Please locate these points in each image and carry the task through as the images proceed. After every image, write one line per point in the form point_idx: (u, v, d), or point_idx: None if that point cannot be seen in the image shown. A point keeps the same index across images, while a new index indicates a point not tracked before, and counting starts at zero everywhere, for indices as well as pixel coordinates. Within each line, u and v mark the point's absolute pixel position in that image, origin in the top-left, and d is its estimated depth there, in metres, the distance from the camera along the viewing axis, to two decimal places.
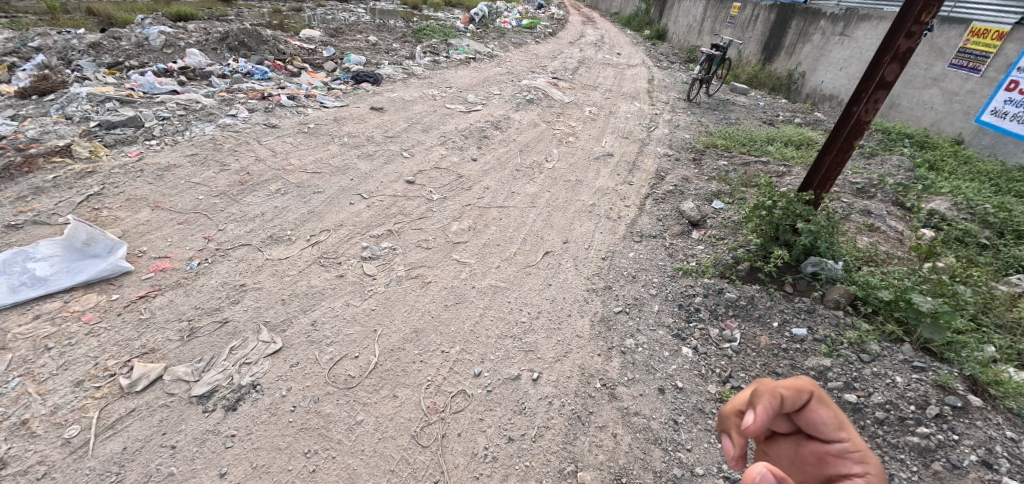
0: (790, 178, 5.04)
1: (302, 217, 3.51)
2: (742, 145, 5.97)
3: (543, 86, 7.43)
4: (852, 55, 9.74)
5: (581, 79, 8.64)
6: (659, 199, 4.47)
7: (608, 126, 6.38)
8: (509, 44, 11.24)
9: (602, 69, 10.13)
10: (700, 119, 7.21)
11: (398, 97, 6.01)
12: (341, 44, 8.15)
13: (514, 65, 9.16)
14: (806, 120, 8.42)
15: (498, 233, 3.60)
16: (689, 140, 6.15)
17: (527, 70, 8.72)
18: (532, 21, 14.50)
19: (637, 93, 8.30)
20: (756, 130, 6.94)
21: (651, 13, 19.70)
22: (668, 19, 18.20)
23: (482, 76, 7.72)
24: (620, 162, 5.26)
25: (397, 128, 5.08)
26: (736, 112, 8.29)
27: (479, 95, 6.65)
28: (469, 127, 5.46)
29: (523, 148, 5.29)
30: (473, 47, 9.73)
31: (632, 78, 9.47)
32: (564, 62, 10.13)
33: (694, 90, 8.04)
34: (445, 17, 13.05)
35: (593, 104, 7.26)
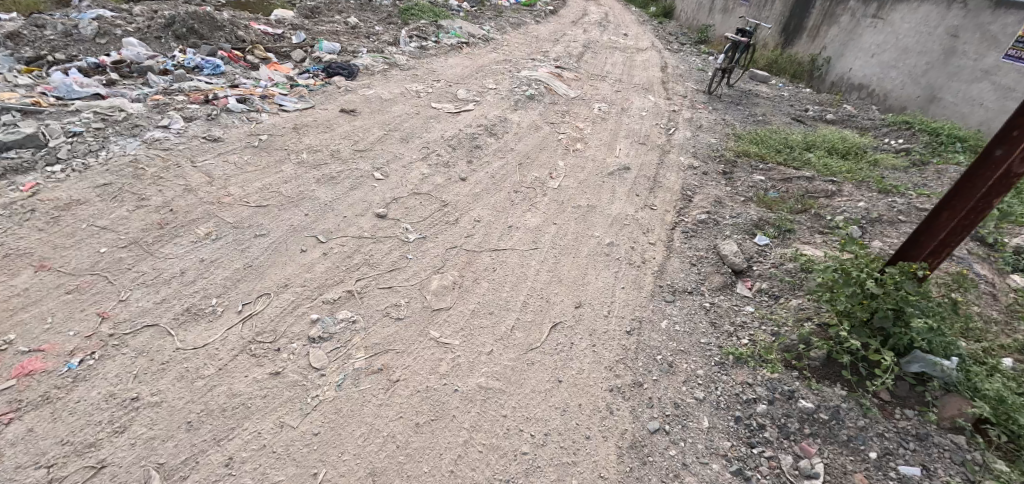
0: (841, 199, 4.23)
1: (233, 276, 2.69)
2: (777, 152, 5.15)
3: (544, 77, 6.51)
4: (886, 40, 8.80)
5: (587, 68, 7.70)
6: (690, 232, 3.67)
7: (620, 128, 5.51)
8: (507, 26, 10.22)
9: (609, 54, 9.14)
10: (724, 117, 6.37)
11: (376, 95, 5.11)
12: (315, 27, 7.19)
13: (511, 51, 8.22)
14: (837, 117, 7.57)
15: (491, 292, 2.80)
16: (715, 145, 5.32)
17: (526, 58, 7.78)
18: None
19: (650, 85, 7.40)
20: (788, 132, 6.11)
21: None
22: None
23: (475, 67, 6.80)
24: (638, 178, 4.42)
25: (370, 137, 4.21)
26: (761, 106, 7.42)
27: (472, 90, 5.74)
28: (460, 132, 4.59)
29: (522, 161, 4.44)
30: (466, 30, 8.73)
31: (643, 65, 8.52)
32: (567, 46, 9.14)
33: (716, 81, 7.15)
34: None
35: (602, 98, 6.36)
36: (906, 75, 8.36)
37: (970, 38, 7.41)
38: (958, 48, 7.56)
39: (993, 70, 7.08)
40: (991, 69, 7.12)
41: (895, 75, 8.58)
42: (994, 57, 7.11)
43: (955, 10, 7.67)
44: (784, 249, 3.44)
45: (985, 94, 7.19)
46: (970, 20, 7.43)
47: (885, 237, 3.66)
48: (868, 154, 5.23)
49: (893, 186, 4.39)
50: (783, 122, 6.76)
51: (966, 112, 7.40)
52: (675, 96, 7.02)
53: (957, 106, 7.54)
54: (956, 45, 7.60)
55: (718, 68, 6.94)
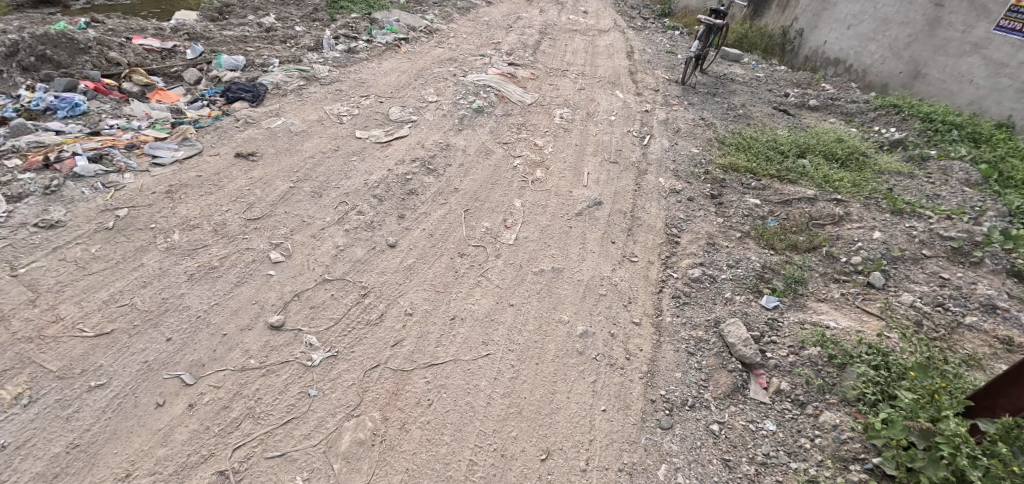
0: (850, 227, 3.60)
1: (43, 473, 1.87)
2: (767, 162, 4.48)
3: (490, 80, 5.56)
4: (863, 9, 8.37)
5: (544, 61, 6.81)
6: (682, 298, 2.94)
7: (586, 141, 4.69)
8: (452, 13, 9.19)
9: (567, 41, 8.26)
10: (702, 116, 5.63)
11: (286, 126, 4.16)
12: (219, 35, 6.15)
13: (456, 48, 7.24)
14: (819, 103, 6.97)
15: (426, 449, 2.04)
16: (698, 157, 4.57)
17: (474, 55, 6.82)
18: None
19: (616, 78, 6.57)
20: (773, 131, 5.44)
21: None
22: None
23: (413, 71, 5.83)
24: (612, 213, 3.64)
25: (272, 196, 3.29)
26: (738, 95, 6.72)
27: (407, 105, 4.79)
28: (391, 171, 3.69)
29: (469, 204, 3.58)
30: (404, 23, 7.68)
31: (605, 53, 7.68)
32: (520, 34, 8.19)
33: (688, 70, 6.39)
34: None
35: (563, 101, 5.49)
36: (887, 48, 7.97)
37: (957, 8, 6.94)
38: (944, 19, 7.11)
39: (984, 42, 6.65)
40: (980, 41, 6.70)
41: (875, 48, 8.18)
42: (984, 29, 6.66)
43: None
44: (798, 317, 2.80)
45: (975, 69, 6.80)
46: None
47: (912, 285, 3.04)
48: (867, 157, 4.61)
49: (905, 204, 3.80)
50: (764, 117, 6.09)
51: (955, 90, 7.03)
52: (645, 91, 6.23)
53: (945, 83, 7.15)
54: (941, 15, 7.15)
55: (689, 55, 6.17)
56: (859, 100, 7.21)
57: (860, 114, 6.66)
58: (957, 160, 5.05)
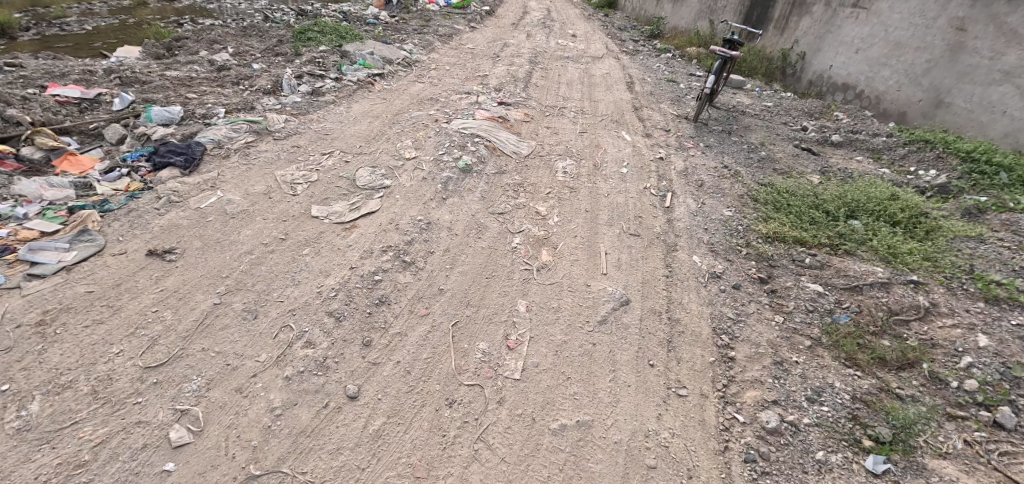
0: (944, 326, 2.85)
1: None
2: (814, 229, 3.77)
3: (478, 128, 4.59)
4: (873, 32, 8.06)
5: (537, 98, 6.02)
6: (758, 464, 2.13)
7: (596, 204, 3.86)
8: (433, 44, 8.46)
9: (559, 73, 7.54)
10: (724, 163, 4.91)
11: (220, 203, 3.27)
12: (158, 79, 5.27)
13: (437, 84, 6.44)
14: (840, 138, 6.35)
15: None
16: (734, 222, 3.81)
17: (457, 92, 6.01)
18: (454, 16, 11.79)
19: (620, 117, 5.82)
20: (805, 183, 4.72)
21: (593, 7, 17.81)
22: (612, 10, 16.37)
23: (388, 116, 5.00)
24: (644, 316, 2.82)
25: (187, 323, 2.44)
26: (755, 133, 6.05)
27: (379, 165, 3.94)
28: (353, 268, 2.81)
29: (458, 312, 2.70)
30: (377, 55, 6.87)
31: (602, 87, 6.97)
32: (507, 65, 7.44)
33: (702, 106, 5.73)
34: (349, 16, 10.13)
35: (564, 149, 4.69)
36: (903, 73, 7.56)
37: (983, 32, 6.57)
38: (968, 44, 6.72)
39: (1017, 71, 6.21)
40: (1013, 69, 6.26)
41: (889, 74, 7.78)
42: (1016, 56, 6.24)
43: None
44: None
45: (1008, 99, 6.33)
46: (980, 12, 6.60)
47: None
48: (929, 218, 3.90)
49: (1001, 287, 3.07)
50: (789, 160, 5.41)
51: (986, 121, 6.53)
52: (654, 131, 5.49)
53: (973, 113, 6.66)
54: (964, 40, 6.76)
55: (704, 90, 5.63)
56: (882, 133, 6.62)
57: (887, 150, 6.16)
58: (1020, 213, 4.43)
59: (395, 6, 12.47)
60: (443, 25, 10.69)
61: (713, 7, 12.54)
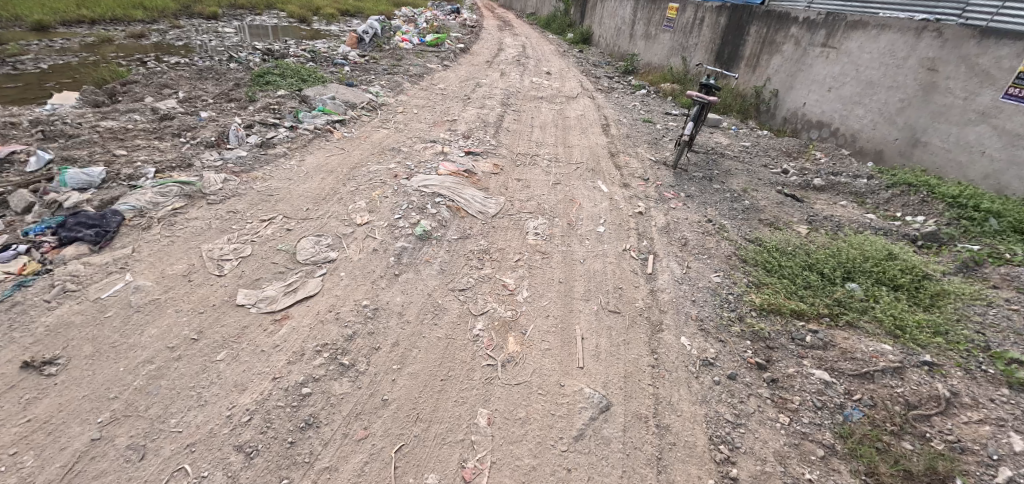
0: (967, 424, 2.51)
1: None
2: (810, 296, 3.43)
3: (438, 184, 4.17)
4: (844, 72, 8.07)
5: (508, 146, 5.70)
6: None
7: (571, 273, 3.46)
8: (402, 85, 8.14)
9: (533, 115, 7.28)
10: (708, 217, 4.60)
11: (126, 291, 2.76)
12: (88, 132, 4.77)
13: (402, 131, 6.07)
14: (823, 182, 6.14)
15: None
16: (723, 290, 3.44)
17: (422, 140, 5.64)
18: (426, 55, 11.60)
19: (595, 165, 5.51)
20: (793, 238, 4.41)
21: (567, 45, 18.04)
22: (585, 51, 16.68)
23: (343, 170, 4.57)
24: (629, 426, 2.40)
25: (51, 471, 1.92)
26: (736, 178, 5.81)
27: (326, 233, 3.50)
28: (278, 379, 2.33)
29: (405, 431, 2.23)
30: (339, 99, 6.49)
31: (577, 131, 6.71)
32: (478, 108, 7.15)
33: (682, 153, 5.52)
34: (317, 56, 9.83)
35: (535, 206, 4.32)
36: (877, 112, 7.49)
37: (954, 73, 6.49)
38: (940, 84, 6.64)
39: (992, 111, 6.10)
40: (987, 109, 6.15)
41: (863, 113, 7.71)
42: (990, 97, 6.14)
43: (927, 39, 6.83)
44: None
45: (986, 140, 6.19)
46: (950, 53, 6.55)
47: None
48: (931, 279, 3.59)
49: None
50: (773, 210, 5.14)
51: (965, 162, 6.38)
52: (632, 181, 5.18)
53: (951, 153, 6.52)
54: (936, 80, 6.70)
55: (684, 139, 5.48)
56: (863, 175, 6.46)
57: (870, 194, 5.97)
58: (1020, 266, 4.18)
59: (367, 44, 12.26)
60: (415, 64, 10.47)
61: (684, 44, 12.65)
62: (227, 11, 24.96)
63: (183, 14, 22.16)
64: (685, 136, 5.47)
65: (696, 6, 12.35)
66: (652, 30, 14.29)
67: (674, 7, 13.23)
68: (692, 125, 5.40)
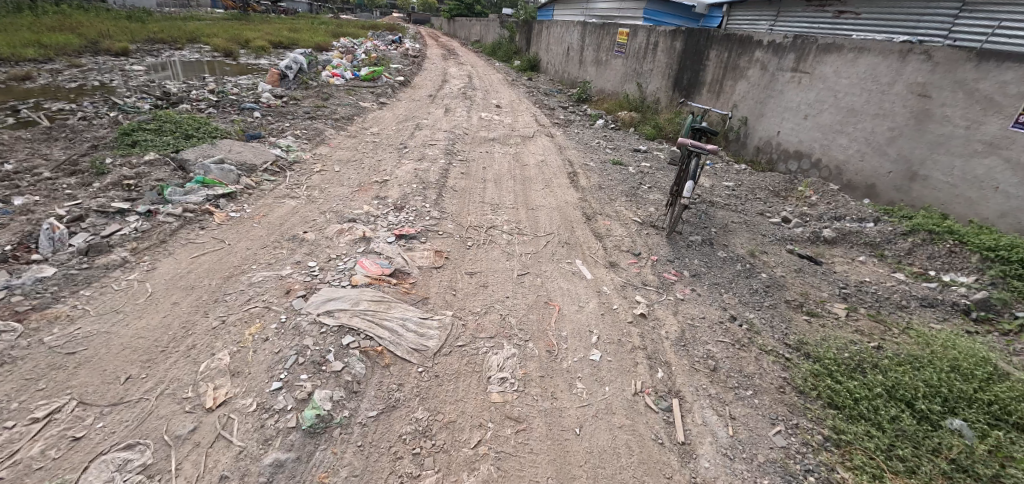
0: None
1: None
2: (917, 459, 2.38)
3: (346, 308, 2.78)
4: (820, 98, 7.30)
5: (455, 217, 4.39)
6: None
7: (564, 464, 2.20)
8: (323, 134, 6.71)
9: (484, 165, 6.02)
10: (728, 310, 3.46)
11: None
12: None
13: (316, 203, 4.65)
14: (832, 233, 5.15)
15: None
16: (797, 465, 2.33)
17: (338, 216, 4.23)
18: (358, 92, 10.21)
19: (569, 237, 4.30)
20: (841, 337, 3.37)
21: (515, 73, 17.17)
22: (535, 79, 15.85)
23: (211, 282, 3.10)
24: None
25: None
26: (737, 239, 4.75)
27: (146, 437, 2.06)
28: None
29: None
30: (230, 161, 4.99)
31: (539, 184, 5.51)
32: (416, 160, 5.82)
33: (680, 217, 4.31)
34: (223, 100, 8.25)
35: (497, 322, 3.02)
36: (863, 142, 6.69)
37: (951, 99, 5.71)
38: (935, 112, 5.86)
39: (1002, 142, 5.29)
40: (996, 139, 5.34)
41: (847, 142, 6.92)
42: (997, 125, 5.34)
43: (913, 62, 6.09)
44: None
45: (998, 173, 5.36)
46: (943, 77, 5.79)
47: None
48: None
49: None
50: (795, 283, 4.08)
51: (975, 198, 5.54)
52: (620, 258, 3.99)
53: (956, 188, 5.70)
54: (929, 107, 5.93)
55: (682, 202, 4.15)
56: (869, 219, 5.60)
57: (887, 244, 5.06)
58: None
59: (291, 80, 10.77)
60: (344, 103, 9.07)
61: (639, 70, 11.91)
62: (141, 46, 22.63)
63: (87, 50, 19.77)
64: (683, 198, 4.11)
65: (647, 31, 11.64)
66: (603, 55, 13.57)
67: (624, 31, 12.54)
68: (693, 182, 4.05)
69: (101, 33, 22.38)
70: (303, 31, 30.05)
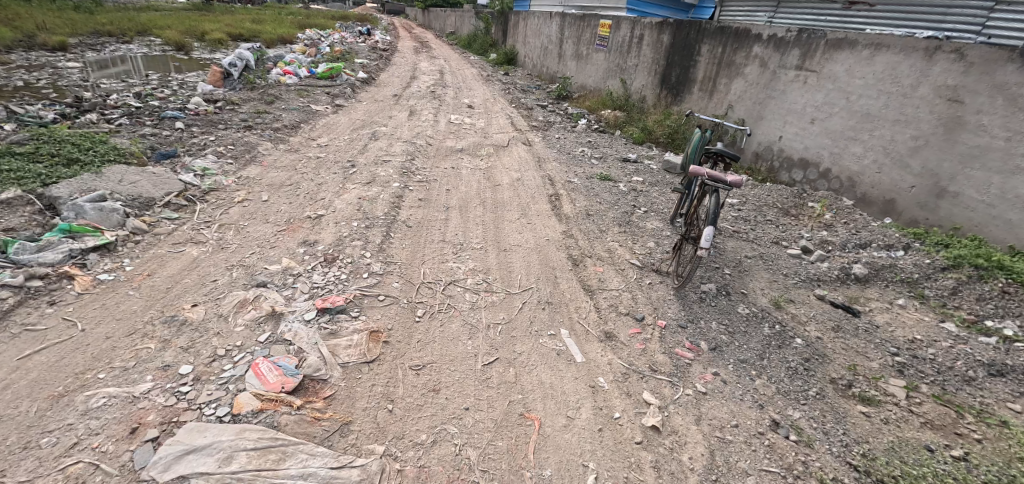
0: None
1: None
2: None
3: (208, 473, 1.88)
4: (830, 100, 6.51)
5: (405, 270, 3.41)
6: None
7: None
8: (255, 149, 5.62)
9: (448, 187, 5.03)
10: (765, 408, 2.60)
11: None
12: None
13: (226, 253, 3.62)
14: (862, 268, 4.32)
15: None
16: None
17: (248, 276, 3.21)
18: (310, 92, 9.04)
19: (552, 293, 3.37)
20: (914, 442, 2.58)
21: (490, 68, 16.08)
22: (511, 75, 14.80)
23: (28, 410, 2.15)
24: None
25: None
26: (755, 284, 3.89)
27: None
28: None
29: None
30: (118, 196, 3.95)
31: (514, 213, 4.54)
32: (364, 184, 4.79)
33: (696, 270, 3.23)
34: (145, 106, 7.04)
35: (450, 460, 2.09)
36: (881, 151, 5.91)
37: (988, 105, 4.95)
38: (968, 120, 5.10)
39: None
40: None
41: (862, 151, 6.14)
42: None
43: (942, 62, 5.31)
44: None
45: None
46: (978, 80, 5.02)
47: None
48: None
49: None
50: (837, 351, 3.25)
51: (1017, 220, 4.80)
52: (617, 324, 3.09)
53: (994, 208, 4.96)
54: (961, 114, 5.16)
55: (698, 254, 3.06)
56: (899, 246, 4.81)
57: (926, 280, 4.25)
58: None
59: (234, 79, 9.52)
60: (292, 107, 7.93)
61: (623, 65, 10.99)
62: (82, 39, 20.70)
63: (19, 44, 17.88)
64: (699, 249, 3.02)
65: (631, 23, 10.72)
66: (584, 49, 12.61)
67: (606, 23, 11.58)
68: (711, 226, 2.96)
69: (36, 25, 20.38)
70: (265, 23, 28.22)
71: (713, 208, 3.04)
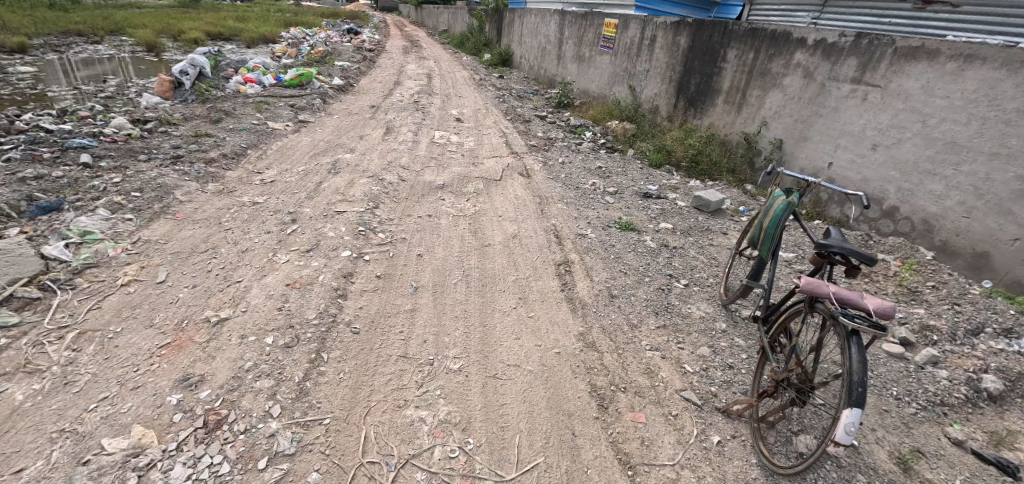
0: None
1: None
2: None
3: None
4: (899, 123, 5.27)
5: (334, 439, 2.16)
6: None
7: None
8: (173, 194, 4.33)
9: (418, 250, 3.76)
10: None
11: None
12: None
13: (64, 398, 2.35)
14: (995, 380, 3.10)
15: None
16: None
17: (64, 479, 1.94)
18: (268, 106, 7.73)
19: (570, 473, 2.13)
20: None
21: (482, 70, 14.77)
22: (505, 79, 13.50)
23: None
24: None
25: None
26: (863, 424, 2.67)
27: None
28: None
29: None
30: None
31: (507, 296, 3.28)
32: (302, 250, 3.53)
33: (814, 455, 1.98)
34: (56, 130, 5.74)
35: None
36: (972, 192, 4.69)
37: None
38: None
39: None
40: None
41: (942, 189, 4.91)
42: None
43: None
44: None
45: None
46: None
47: None
48: None
49: None
50: None
51: None
52: None
53: None
54: None
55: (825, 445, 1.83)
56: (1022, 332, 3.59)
57: None
58: None
59: (185, 90, 8.22)
60: (242, 126, 6.62)
61: (631, 71, 9.72)
62: (44, 38, 19.12)
63: None
64: (829, 438, 1.79)
65: (641, 23, 9.46)
66: (586, 51, 11.32)
67: (612, 22, 10.30)
68: (855, 406, 1.74)
69: None
70: (246, 21, 26.61)
71: (851, 363, 1.82)
